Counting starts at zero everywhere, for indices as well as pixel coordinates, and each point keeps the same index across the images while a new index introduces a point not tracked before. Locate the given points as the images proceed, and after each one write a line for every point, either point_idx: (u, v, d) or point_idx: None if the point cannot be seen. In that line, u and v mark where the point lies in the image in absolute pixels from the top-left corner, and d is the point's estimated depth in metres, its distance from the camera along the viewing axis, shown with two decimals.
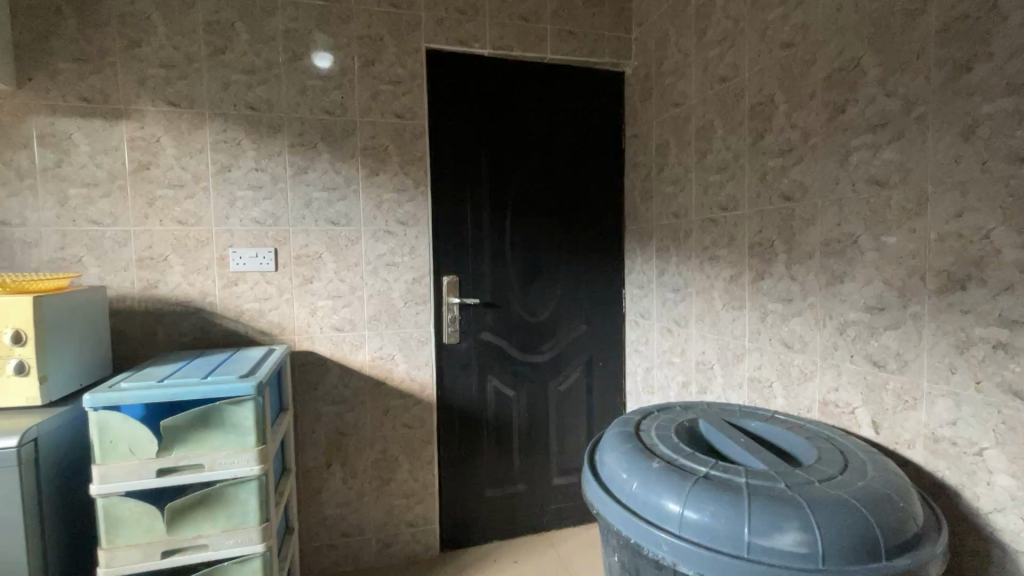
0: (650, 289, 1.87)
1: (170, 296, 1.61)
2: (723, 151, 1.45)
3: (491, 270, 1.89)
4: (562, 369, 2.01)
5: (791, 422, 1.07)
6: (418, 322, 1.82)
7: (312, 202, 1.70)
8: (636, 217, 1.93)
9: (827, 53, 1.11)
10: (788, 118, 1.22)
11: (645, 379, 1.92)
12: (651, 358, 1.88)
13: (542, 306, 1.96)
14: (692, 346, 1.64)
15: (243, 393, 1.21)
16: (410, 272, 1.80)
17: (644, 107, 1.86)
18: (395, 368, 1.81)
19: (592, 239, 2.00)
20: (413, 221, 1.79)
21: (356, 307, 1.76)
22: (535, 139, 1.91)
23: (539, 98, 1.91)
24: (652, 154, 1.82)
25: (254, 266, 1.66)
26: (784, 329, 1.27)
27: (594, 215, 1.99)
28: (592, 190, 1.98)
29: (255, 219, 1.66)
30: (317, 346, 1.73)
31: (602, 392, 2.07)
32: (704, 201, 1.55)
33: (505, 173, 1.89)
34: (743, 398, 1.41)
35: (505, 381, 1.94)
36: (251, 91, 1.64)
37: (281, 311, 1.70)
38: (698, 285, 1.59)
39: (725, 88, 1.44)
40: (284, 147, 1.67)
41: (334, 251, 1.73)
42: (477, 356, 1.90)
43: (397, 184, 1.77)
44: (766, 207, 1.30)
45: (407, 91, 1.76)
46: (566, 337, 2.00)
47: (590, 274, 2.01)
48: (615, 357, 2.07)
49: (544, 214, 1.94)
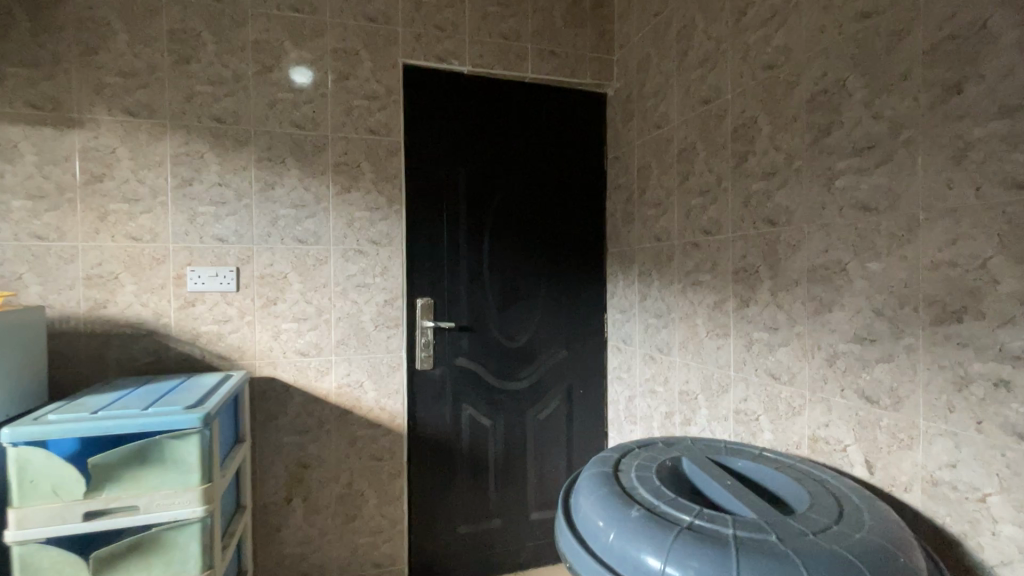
0: (632, 314, 1.80)
1: (119, 317, 1.50)
2: (705, 174, 1.41)
3: (468, 292, 1.81)
4: (542, 397, 1.92)
5: (780, 461, 1.00)
6: (389, 347, 1.72)
7: (279, 219, 1.62)
8: (618, 240, 1.88)
9: (810, 76, 1.09)
10: (772, 140, 1.18)
11: (628, 409, 1.84)
12: (633, 386, 1.80)
13: (521, 330, 1.88)
14: (675, 374, 1.57)
15: (187, 426, 1.10)
16: (382, 294, 1.71)
17: (626, 128, 1.83)
18: (364, 395, 1.70)
19: (574, 262, 1.94)
20: (386, 241, 1.71)
21: (323, 330, 1.66)
22: (515, 159, 1.86)
23: (519, 118, 1.87)
24: (634, 177, 1.78)
25: (213, 286, 1.56)
26: (770, 359, 1.21)
27: (575, 237, 1.94)
28: (573, 213, 1.93)
29: (217, 237, 1.56)
30: (280, 372, 1.63)
31: (584, 422, 1.98)
32: (686, 225, 1.50)
33: (484, 194, 1.83)
34: (728, 432, 1.34)
35: (480, 410, 1.85)
36: (217, 103, 1.56)
37: (241, 334, 1.59)
38: (681, 311, 1.53)
39: (708, 110, 1.41)
40: (250, 161, 1.59)
41: (301, 271, 1.63)
42: (452, 383, 1.80)
43: (370, 202, 1.69)
44: (749, 231, 1.26)
45: (382, 106, 1.70)
46: (546, 363, 1.92)
47: (571, 299, 1.94)
48: (597, 384, 1.99)
49: (524, 236, 1.88)
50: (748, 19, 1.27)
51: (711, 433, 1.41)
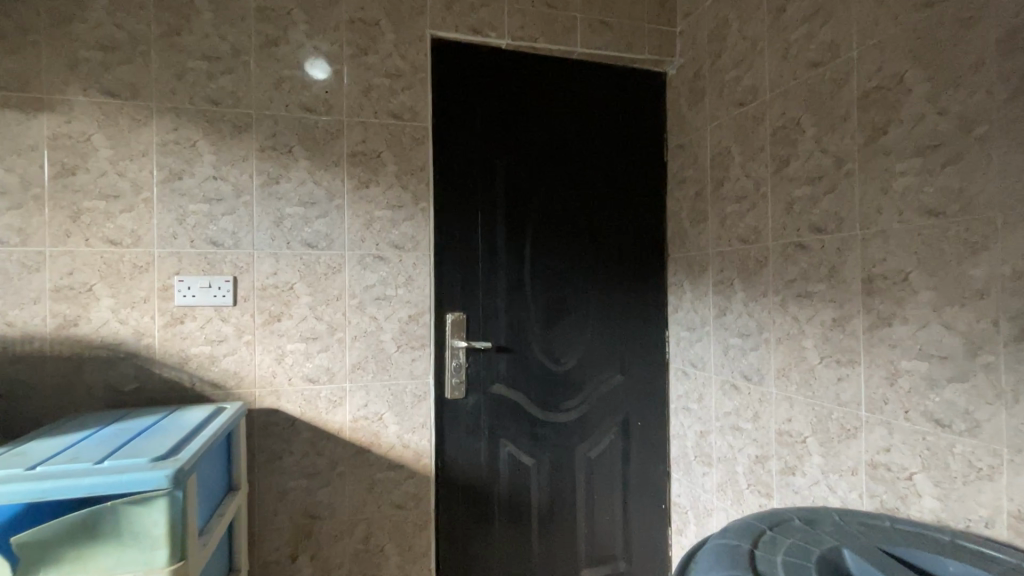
0: (704, 334, 1.52)
1: (93, 337, 1.24)
2: (742, 180, 1.35)
3: (507, 306, 1.54)
4: (592, 431, 1.64)
5: (1010, 567, 0.67)
6: (413, 373, 1.45)
7: (284, 219, 1.36)
8: (684, 244, 1.61)
9: (921, 61, 0.91)
10: (930, 101, 0.89)
11: (697, 445, 1.56)
12: (703, 418, 1.53)
13: (568, 351, 1.61)
14: (769, 410, 1.27)
15: (152, 487, 0.82)
16: (406, 309, 1.44)
17: (686, 117, 1.60)
18: (384, 430, 1.42)
19: (626, 269, 1.67)
20: (411, 245, 1.45)
21: (336, 352, 1.39)
22: (560, 149, 1.61)
23: (564, 101, 1.61)
24: (703, 170, 1.52)
25: (205, 300, 1.30)
26: (930, 398, 0.90)
27: (628, 241, 1.67)
28: (625, 212, 1.66)
29: (211, 239, 1.31)
30: (284, 404, 1.36)
31: (641, 459, 1.68)
32: (721, 233, 1.44)
33: (525, 191, 1.57)
34: (822, 472, 1.11)
35: (522, 447, 1.56)
36: (213, 81, 1.31)
37: (238, 357, 1.33)
38: (775, 330, 1.24)
39: (744, 112, 1.34)
40: (251, 151, 1.34)
41: (310, 281, 1.38)
42: (487, 414, 1.52)
43: (391, 199, 1.43)
44: (849, 232, 1.04)
45: (407, 86, 1.44)
46: (597, 390, 1.64)
47: (626, 313, 1.67)
48: (656, 413, 1.70)
49: (571, 239, 1.61)
50: (789, 15, 1.20)
51: (830, 490, 1.09)
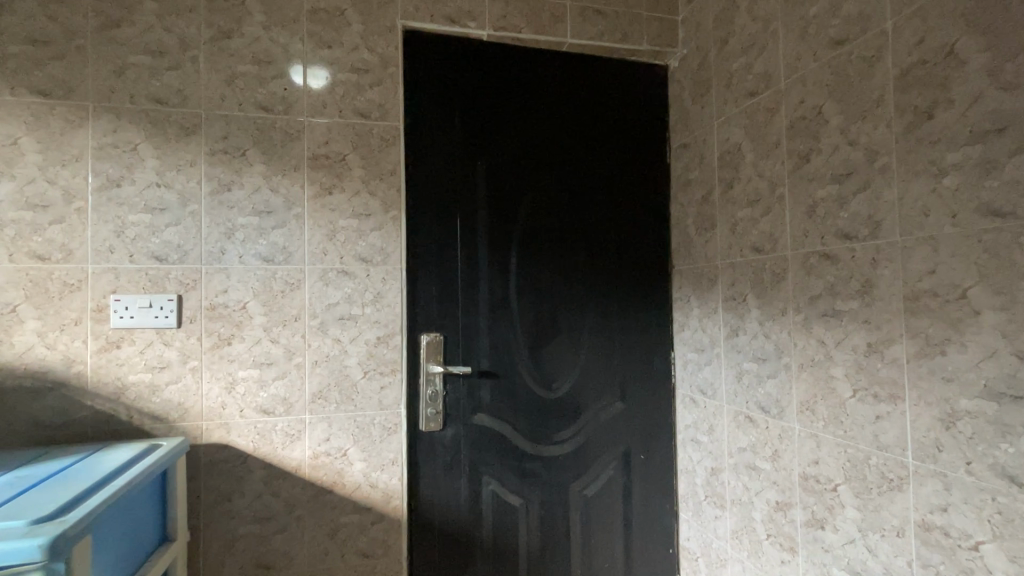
0: (715, 357, 1.33)
1: (15, 365, 1.10)
2: (754, 180, 1.18)
3: (490, 326, 1.38)
4: (589, 466, 1.45)
5: None
6: (382, 402, 1.28)
7: (236, 230, 1.22)
8: (690, 254, 1.43)
9: (975, 26, 0.74)
10: (991, 75, 0.72)
11: (707, 484, 1.37)
12: (715, 453, 1.34)
13: (561, 376, 1.44)
14: (790, 449, 1.08)
15: (21, 561, 0.67)
16: (374, 329, 1.28)
17: (690, 113, 1.44)
18: (349, 467, 1.26)
19: (626, 283, 1.49)
20: (380, 258, 1.29)
21: (295, 379, 1.24)
22: (549, 151, 1.45)
23: (553, 97, 1.45)
24: (710, 171, 1.35)
25: (145, 321, 1.16)
26: (1000, 448, 0.71)
27: (627, 252, 1.50)
28: (624, 220, 1.50)
29: (152, 254, 1.17)
30: (234, 439, 1.20)
31: (645, 498, 1.49)
32: (732, 242, 1.26)
33: (510, 197, 1.41)
34: (858, 529, 0.92)
35: (508, 484, 1.38)
36: (156, 78, 1.18)
37: (182, 386, 1.18)
38: (797, 355, 1.06)
39: (755, 103, 1.17)
40: (200, 154, 1.20)
41: (265, 299, 1.23)
42: (468, 449, 1.35)
43: (357, 207, 1.28)
44: (886, 239, 0.86)
45: (375, 82, 1.30)
46: (594, 419, 1.46)
47: (625, 333, 1.49)
48: (661, 445, 1.51)
49: (563, 250, 1.45)
50: None
51: (869, 552, 0.90)
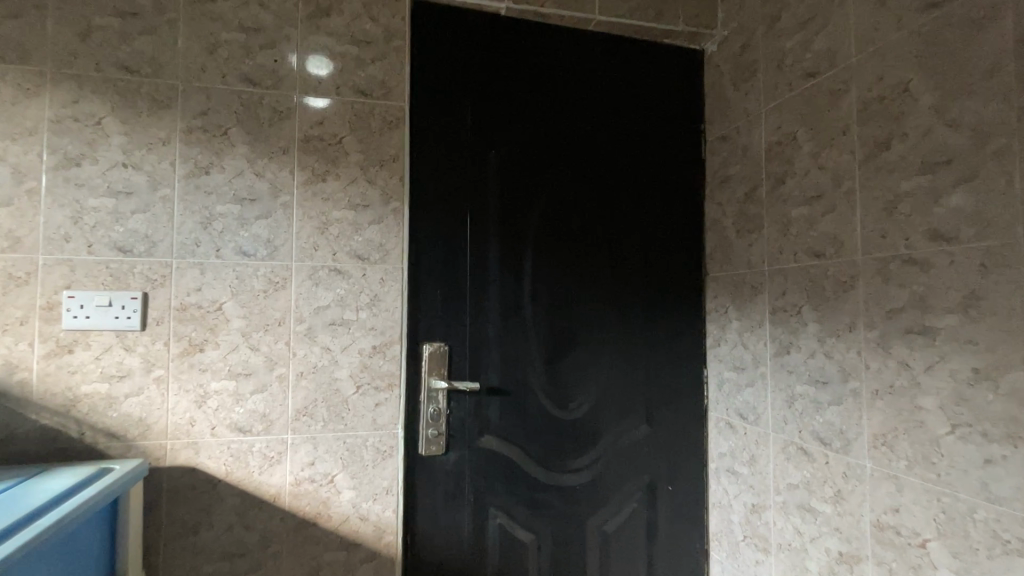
0: (758, 378, 1.16)
1: None
2: (813, 174, 1.02)
3: (501, 336, 1.21)
4: (609, 498, 1.28)
5: None
6: (377, 421, 1.12)
7: (213, 220, 1.06)
8: (729, 259, 1.27)
9: None
10: None
11: (746, 523, 1.19)
12: (756, 488, 1.16)
13: (580, 394, 1.27)
14: (859, 491, 0.91)
15: None
16: (370, 337, 1.12)
17: (730, 101, 1.28)
18: (336, 496, 1.09)
19: (653, 292, 1.33)
20: (378, 256, 1.14)
21: (276, 393, 1.07)
22: (569, 141, 1.29)
23: (575, 81, 1.30)
24: (756, 165, 1.19)
25: (103, 322, 0.99)
26: None
27: (655, 256, 1.33)
28: (651, 221, 1.33)
29: (114, 244, 1.01)
30: (203, 462, 1.03)
31: (671, 535, 1.32)
32: (784, 245, 1.09)
33: (524, 191, 1.25)
34: None
35: (517, 518, 1.21)
36: (126, 44, 1.03)
37: (144, 399, 1.01)
38: (869, 380, 0.89)
39: (816, 85, 1.02)
40: (174, 131, 1.04)
41: (245, 300, 1.06)
42: (473, 476, 1.18)
43: (354, 197, 1.12)
44: (1002, 240, 0.70)
45: (378, 57, 1.15)
46: (616, 444, 1.29)
47: (652, 348, 1.32)
48: (690, 476, 1.33)
49: (582, 252, 1.28)
50: None
51: None
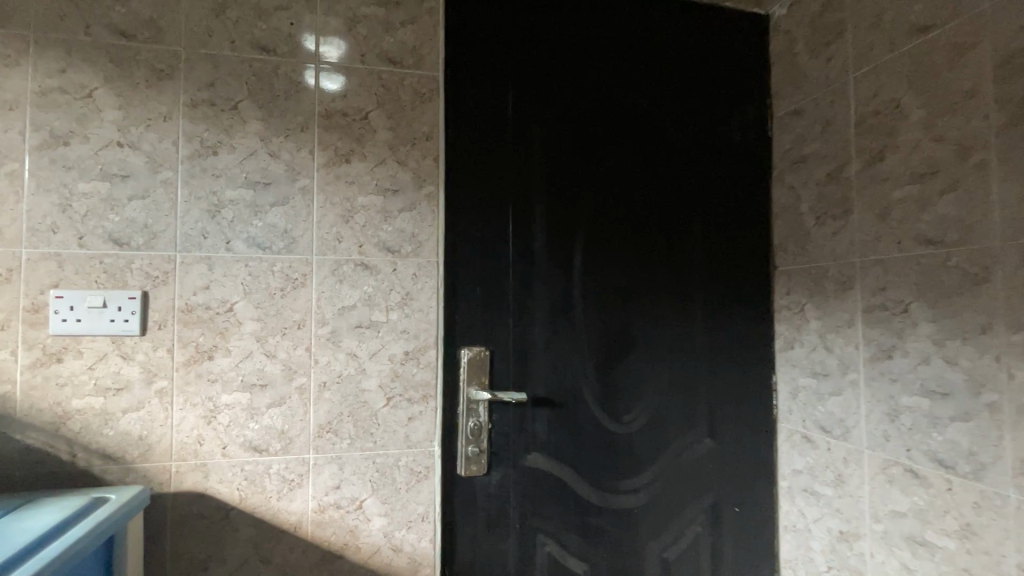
0: (848, 386, 1.01)
1: None
2: (927, 147, 0.86)
3: (548, 339, 1.06)
4: (669, 522, 1.13)
5: None
6: (410, 437, 0.98)
7: (222, 208, 0.92)
8: (806, 250, 1.11)
9: None
10: None
11: (831, 553, 1.04)
12: (845, 514, 1.01)
13: (636, 405, 1.12)
14: (998, 526, 0.75)
15: None
16: (401, 341, 0.98)
17: (805, 69, 1.12)
18: (365, 524, 0.95)
19: (715, 288, 1.17)
20: (410, 248, 0.99)
21: (296, 407, 0.93)
22: (623, 117, 1.14)
23: (629, 49, 1.15)
24: (843, 141, 1.03)
25: (97, 326, 0.86)
26: None
27: (717, 248, 1.18)
28: (713, 207, 1.18)
29: (109, 236, 0.87)
30: (212, 487, 0.90)
31: (738, 563, 1.16)
32: (884, 233, 0.94)
33: (573, 174, 1.10)
34: None
35: (568, 546, 1.06)
36: (121, 4, 0.89)
37: (144, 415, 0.88)
38: (1014, 392, 0.74)
39: (929, 41, 0.86)
40: (176, 105, 0.90)
41: (259, 300, 0.92)
42: (519, 499, 1.03)
43: (383, 181, 0.98)
44: None
45: (408, 21, 1.01)
46: (676, 460, 1.13)
47: (715, 352, 1.17)
48: (758, 496, 1.18)
49: (637, 244, 1.13)
50: None
51: None
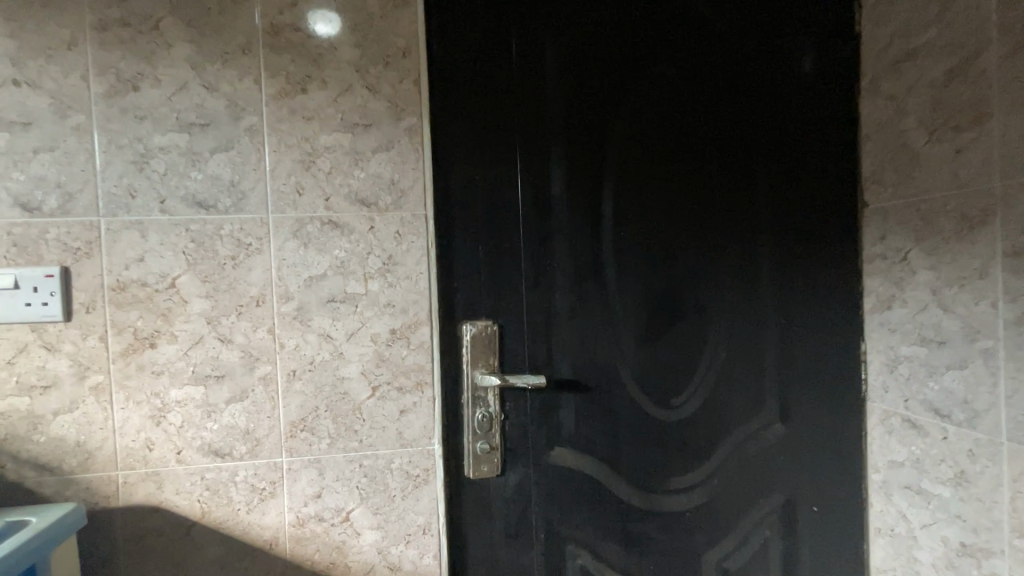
0: (978, 357, 0.75)
1: None
2: None
3: (572, 309, 0.84)
4: (731, 526, 0.92)
5: None
6: (404, 434, 0.79)
7: (152, 158, 0.73)
8: (914, 177, 0.83)
9: None
10: None
11: (948, 568, 0.81)
12: (970, 522, 0.77)
13: (686, 385, 0.89)
14: None
15: None
16: (386, 317, 0.78)
17: None
18: (355, 539, 0.78)
19: (787, 235, 0.91)
20: (391, 199, 0.78)
21: (261, 402, 0.76)
22: (661, 16, 0.87)
23: None
24: (975, 19, 0.74)
25: (9, 312, 0.69)
26: None
27: (789, 183, 0.91)
28: (784, 130, 0.91)
29: (15, 200, 0.70)
30: (168, 499, 0.74)
31: (818, 574, 0.94)
32: None
33: (600, 94, 0.85)
34: None
35: (605, 558, 0.87)
36: None
37: (80, 416, 0.72)
38: None
39: None
40: (81, 28, 0.71)
41: (207, 273, 0.74)
42: (542, 504, 0.84)
43: (351, 114, 0.77)
44: None
45: None
46: (738, 451, 0.91)
47: (786, 317, 0.92)
48: (843, 492, 0.95)
49: (685, 183, 0.88)
50: None
51: None
